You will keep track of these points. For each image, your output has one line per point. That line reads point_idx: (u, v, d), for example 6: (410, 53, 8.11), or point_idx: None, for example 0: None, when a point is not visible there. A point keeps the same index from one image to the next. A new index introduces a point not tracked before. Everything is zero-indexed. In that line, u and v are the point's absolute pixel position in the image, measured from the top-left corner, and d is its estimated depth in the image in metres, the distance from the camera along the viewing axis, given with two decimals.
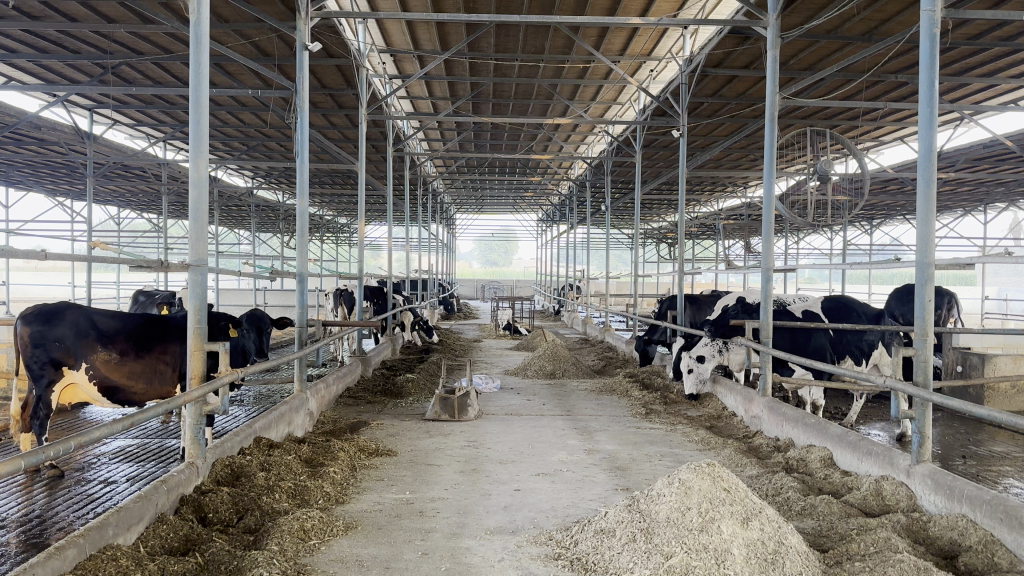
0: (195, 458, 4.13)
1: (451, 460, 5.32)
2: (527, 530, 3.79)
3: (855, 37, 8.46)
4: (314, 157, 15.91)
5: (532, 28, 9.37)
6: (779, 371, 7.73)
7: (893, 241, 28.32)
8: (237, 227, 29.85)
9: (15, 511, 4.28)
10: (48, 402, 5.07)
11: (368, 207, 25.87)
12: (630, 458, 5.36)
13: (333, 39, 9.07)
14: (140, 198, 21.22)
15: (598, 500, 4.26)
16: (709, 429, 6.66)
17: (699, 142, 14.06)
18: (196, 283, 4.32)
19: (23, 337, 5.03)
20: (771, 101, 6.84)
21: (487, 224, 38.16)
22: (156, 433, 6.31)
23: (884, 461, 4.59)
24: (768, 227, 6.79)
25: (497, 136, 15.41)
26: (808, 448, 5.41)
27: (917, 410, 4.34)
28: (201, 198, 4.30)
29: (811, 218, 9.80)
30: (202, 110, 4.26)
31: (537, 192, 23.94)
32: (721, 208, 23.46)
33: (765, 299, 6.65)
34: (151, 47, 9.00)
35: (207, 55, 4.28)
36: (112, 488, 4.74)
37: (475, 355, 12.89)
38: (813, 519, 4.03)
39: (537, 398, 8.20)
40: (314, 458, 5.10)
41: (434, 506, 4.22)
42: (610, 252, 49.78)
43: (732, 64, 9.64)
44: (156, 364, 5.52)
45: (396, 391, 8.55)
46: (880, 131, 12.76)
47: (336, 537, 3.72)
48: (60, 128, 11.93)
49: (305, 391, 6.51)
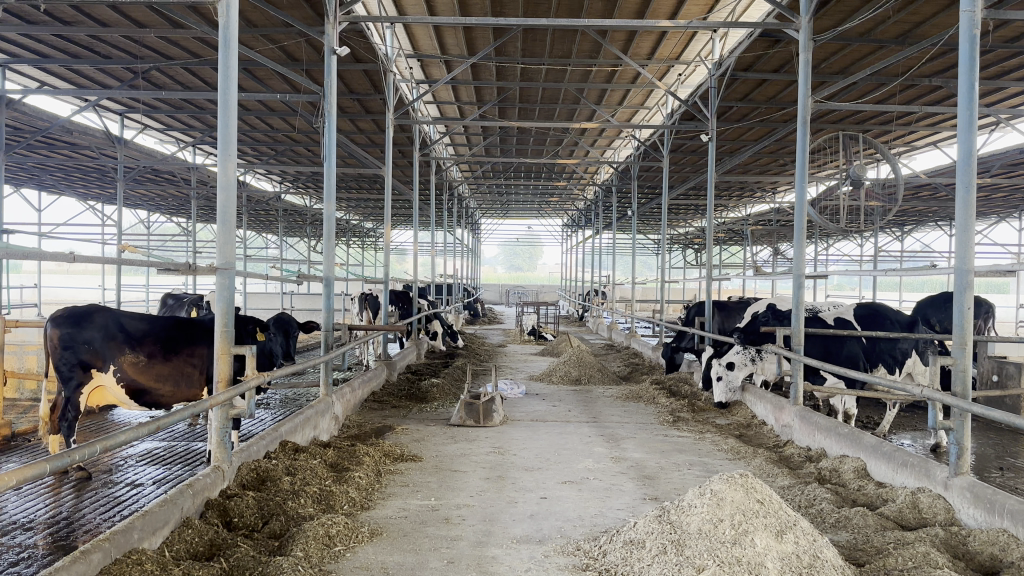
0: (222, 462, 4.13)
1: (476, 466, 5.27)
2: (554, 540, 3.72)
3: (888, 40, 8.32)
4: (341, 161, 16.00)
5: (560, 32, 9.33)
6: (810, 379, 7.60)
7: (925, 248, 27.87)
8: (265, 231, 30.15)
9: (42, 513, 4.30)
10: (77, 404, 5.12)
11: (394, 211, 25.95)
12: (657, 467, 5.27)
13: (361, 43, 9.09)
14: (170, 201, 21.46)
15: (627, 510, 4.19)
16: (738, 438, 6.55)
17: (727, 146, 13.94)
18: (223, 286, 4.30)
19: (52, 339, 5.05)
20: (804, 104, 6.71)
21: (512, 230, 38.20)
22: (183, 436, 6.34)
23: (920, 472, 4.47)
24: (800, 232, 6.65)
25: (523, 140, 15.40)
26: (840, 458, 5.29)
27: (956, 421, 4.22)
28: (228, 201, 4.28)
29: (843, 226, 9.45)
30: (231, 112, 4.25)
31: (563, 197, 23.91)
32: (749, 214, 23.26)
33: (797, 306, 6.52)
34: (180, 52, 9.09)
35: (235, 56, 4.27)
36: (139, 491, 4.75)
37: (500, 360, 12.83)
38: (848, 532, 3.91)
39: (562, 404, 8.13)
40: (339, 463, 5.08)
41: (459, 514, 4.17)
42: (636, 258, 49.58)
43: (762, 68, 9.53)
44: (184, 366, 5.55)
45: (421, 395, 8.53)
46: (914, 136, 12.57)
47: (362, 544, 3.69)
48: (91, 133, 12.09)
49: (331, 395, 6.50)
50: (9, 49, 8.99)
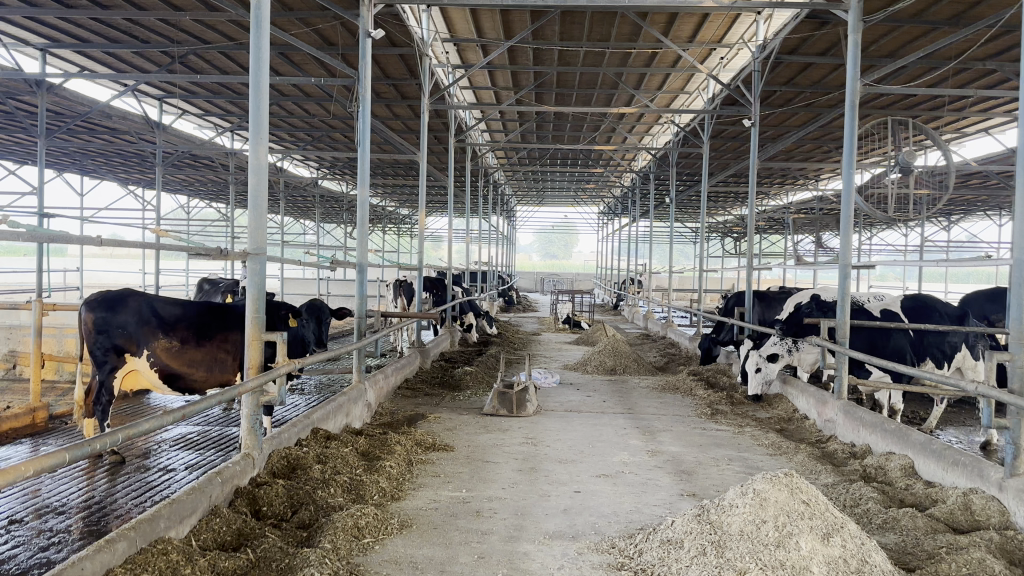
0: (252, 449, 4.09)
1: (509, 458, 5.17)
2: (588, 536, 3.61)
3: (941, 21, 7.99)
4: (378, 148, 15.99)
5: (599, 14, 9.14)
6: (854, 373, 7.36)
7: (974, 237, 27.09)
8: (303, 217, 30.39)
9: (76, 496, 4.31)
10: (111, 388, 5.17)
11: (430, 198, 25.94)
12: (695, 462, 5.13)
13: (398, 27, 8.97)
14: (208, 187, 21.67)
15: (664, 506, 4.06)
16: (779, 432, 6.38)
17: (769, 132, 13.64)
18: (254, 271, 4.23)
19: (87, 323, 5.13)
20: (852, 88, 6.45)
21: (548, 217, 38.05)
22: (218, 421, 6.36)
23: (972, 473, 4.26)
24: (847, 220, 6.38)
25: (559, 126, 15.26)
26: (886, 455, 5.09)
27: (1013, 420, 4.00)
28: (260, 185, 4.20)
29: (892, 215, 9.16)
30: (263, 93, 4.17)
31: (600, 184, 23.71)
32: (791, 202, 22.84)
33: (842, 297, 6.29)
34: (216, 36, 9.10)
35: (267, 37, 4.18)
36: (171, 476, 4.74)
37: (535, 348, 12.73)
38: (896, 534, 3.73)
39: (597, 395, 8.00)
40: (371, 451, 5.01)
41: (491, 507, 4.07)
42: (673, 248, 49.09)
43: (808, 51, 9.24)
44: (217, 352, 5.50)
45: (455, 382, 8.48)
46: (964, 121, 12.18)
47: (390, 536, 3.60)
48: (131, 118, 12.19)
49: (363, 381, 6.43)
50: (49, 34, 9.08)
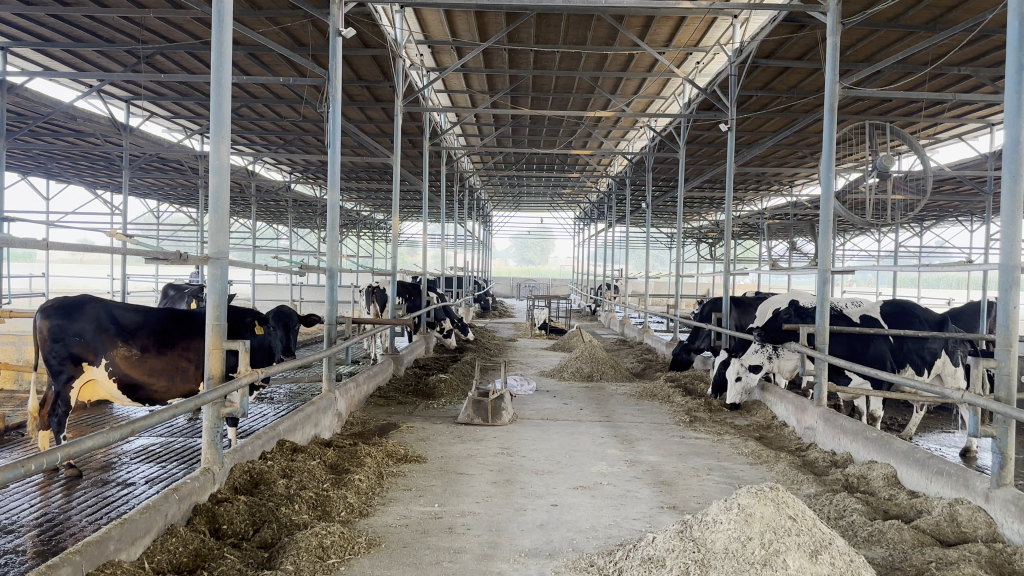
0: (212, 464, 3.87)
1: (484, 469, 4.99)
2: (565, 554, 3.45)
3: (918, 25, 7.94)
4: (351, 152, 15.80)
5: (575, 17, 9.06)
6: (834, 378, 7.31)
7: (945, 242, 27.33)
8: (275, 222, 30.04)
9: (28, 513, 4.08)
10: (67, 399, 4.92)
11: (404, 202, 25.69)
12: (674, 472, 4.99)
13: (370, 27, 8.78)
14: (178, 191, 21.32)
15: (644, 521, 3.91)
16: (759, 440, 6.27)
17: (746, 137, 13.63)
18: (215, 277, 4.03)
19: (42, 331, 4.86)
20: (830, 91, 6.36)
21: (524, 223, 37.96)
22: (182, 432, 6.11)
23: (957, 482, 4.15)
24: (826, 225, 6.27)
25: (535, 131, 15.18)
26: (868, 464, 4.99)
27: (1000, 428, 3.88)
28: (221, 187, 4.00)
29: (871, 220, 9.11)
30: (225, 92, 3.96)
31: (576, 189, 23.64)
32: (766, 208, 22.90)
33: (822, 303, 6.17)
34: (184, 35, 8.89)
35: (230, 32, 3.98)
36: (130, 491, 4.52)
37: (510, 355, 12.55)
38: (883, 547, 3.62)
39: (574, 402, 7.85)
40: (339, 464, 4.82)
41: (464, 522, 3.91)
42: (650, 253, 49.42)
43: (785, 55, 9.21)
44: (178, 361, 5.27)
45: (428, 391, 8.27)
46: (939, 127, 12.22)
47: (357, 557, 3.41)
48: (96, 120, 11.91)
49: (334, 391, 6.23)
50: (10, 32, 8.81)
